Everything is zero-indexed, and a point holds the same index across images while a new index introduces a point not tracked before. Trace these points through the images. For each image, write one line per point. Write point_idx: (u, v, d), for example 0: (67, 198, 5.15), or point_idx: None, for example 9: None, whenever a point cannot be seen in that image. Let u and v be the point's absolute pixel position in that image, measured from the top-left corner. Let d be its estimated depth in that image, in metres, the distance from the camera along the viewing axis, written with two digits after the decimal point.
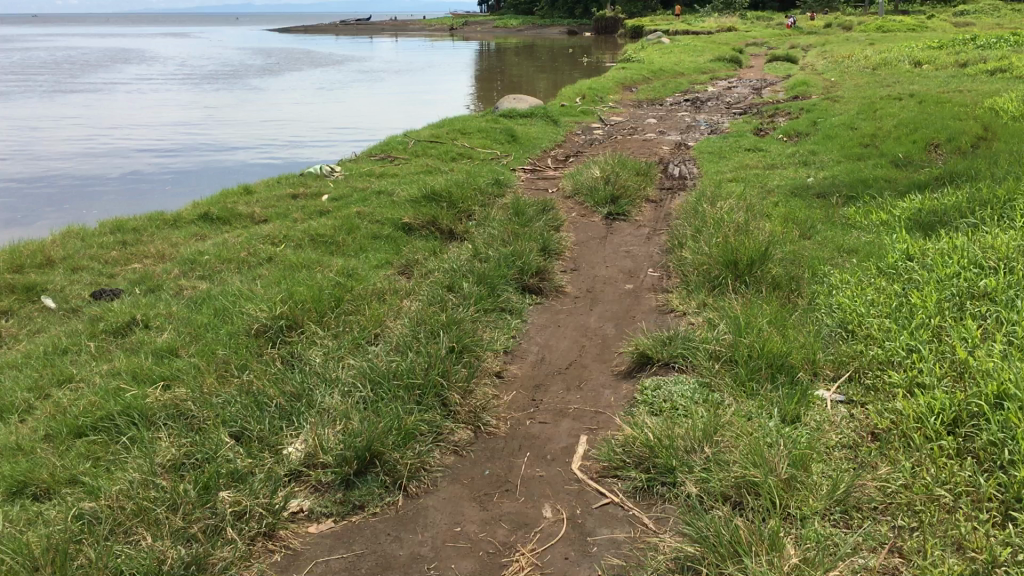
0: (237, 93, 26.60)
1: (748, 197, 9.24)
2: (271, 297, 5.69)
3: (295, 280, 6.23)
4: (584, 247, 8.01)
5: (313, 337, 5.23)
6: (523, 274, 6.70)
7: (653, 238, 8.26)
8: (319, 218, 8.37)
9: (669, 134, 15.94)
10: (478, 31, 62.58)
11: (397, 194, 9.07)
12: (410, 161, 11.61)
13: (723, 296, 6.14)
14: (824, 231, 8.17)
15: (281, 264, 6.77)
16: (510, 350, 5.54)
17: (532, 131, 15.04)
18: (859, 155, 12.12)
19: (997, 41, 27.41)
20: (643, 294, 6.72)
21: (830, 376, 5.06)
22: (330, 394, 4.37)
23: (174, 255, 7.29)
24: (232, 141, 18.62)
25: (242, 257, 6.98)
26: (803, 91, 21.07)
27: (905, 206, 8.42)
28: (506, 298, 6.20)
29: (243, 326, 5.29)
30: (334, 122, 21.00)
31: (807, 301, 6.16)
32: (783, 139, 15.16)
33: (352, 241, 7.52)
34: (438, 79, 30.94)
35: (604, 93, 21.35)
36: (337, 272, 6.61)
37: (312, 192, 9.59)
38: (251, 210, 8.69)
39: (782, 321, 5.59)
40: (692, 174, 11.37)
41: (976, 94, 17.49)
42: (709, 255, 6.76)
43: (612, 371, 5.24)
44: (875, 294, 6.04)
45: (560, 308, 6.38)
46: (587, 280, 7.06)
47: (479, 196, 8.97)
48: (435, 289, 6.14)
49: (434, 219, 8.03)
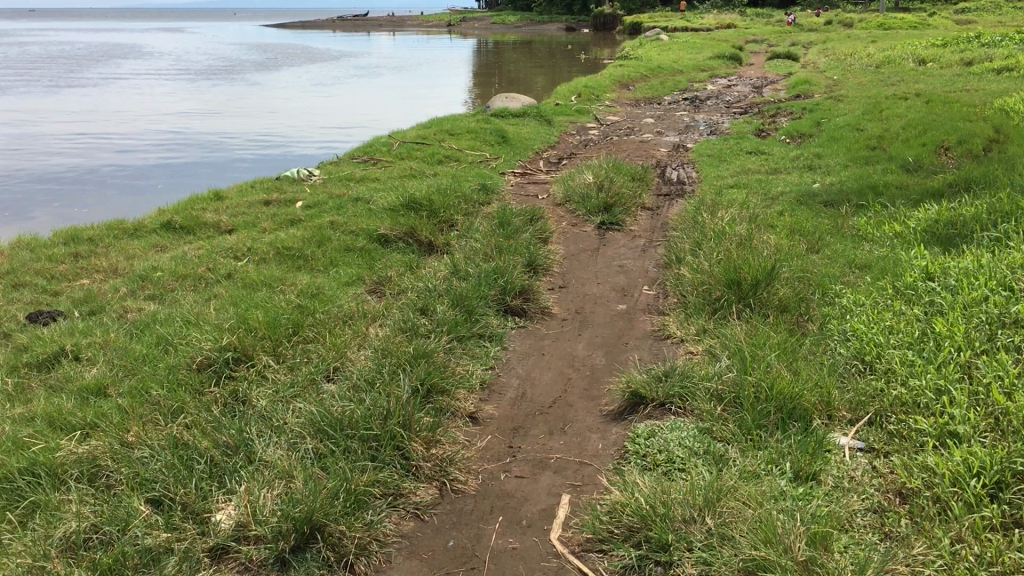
0: (225, 90, 25.99)
1: (751, 206, 8.68)
2: (221, 322, 5.11)
3: (253, 302, 5.63)
4: (575, 261, 7.42)
5: (263, 373, 4.64)
6: (505, 294, 6.11)
7: (649, 251, 7.69)
8: (289, 227, 7.78)
9: (668, 134, 15.39)
10: (474, 28, 61.91)
11: (374, 201, 8.47)
12: (393, 164, 11.00)
13: (726, 322, 5.55)
14: (833, 244, 7.58)
15: (239, 283, 6.18)
16: (487, 384, 4.95)
17: (524, 131, 14.47)
18: (867, 158, 11.56)
19: (1002, 39, 26.83)
20: (637, 316, 6.12)
21: (846, 419, 4.48)
22: (272, 447, 3.77)
23: (128, 270, 6.70)
24: (216, 139, 18.00)
25: (198, 274, 6.39)
26: (805, 90, 20.50)
27: (921, 216, 7.85)
28: (485, 323, 5.61)
29: (184, 359, 4.70)
30: (322, 119, 20.40)
31: (819, 326, 5.58)
32: (785, 140, 14.59)
33: (320, 255, 6.92)
34: (434, 75, 30.31)
35: (600, 91, 20.74)
36: (301, 290, 6.02)
37: (286, 198, 9.01)
38: (218, 218, 8.11)
39: (793, 350, 5.01)
40: (690, 178, 10.81)
41: (985, 93, 16.93)
42: (710, 273, 6.17)
43: (601, 411, 4.65)
44: (894, 320, 5.47)
45: (546, 334, 5.78)
46: (576, 299, 6.47)
47: (463, 203, 8.38)
48: (406, 313, 5.55)
49: (413, 230, 7.43)
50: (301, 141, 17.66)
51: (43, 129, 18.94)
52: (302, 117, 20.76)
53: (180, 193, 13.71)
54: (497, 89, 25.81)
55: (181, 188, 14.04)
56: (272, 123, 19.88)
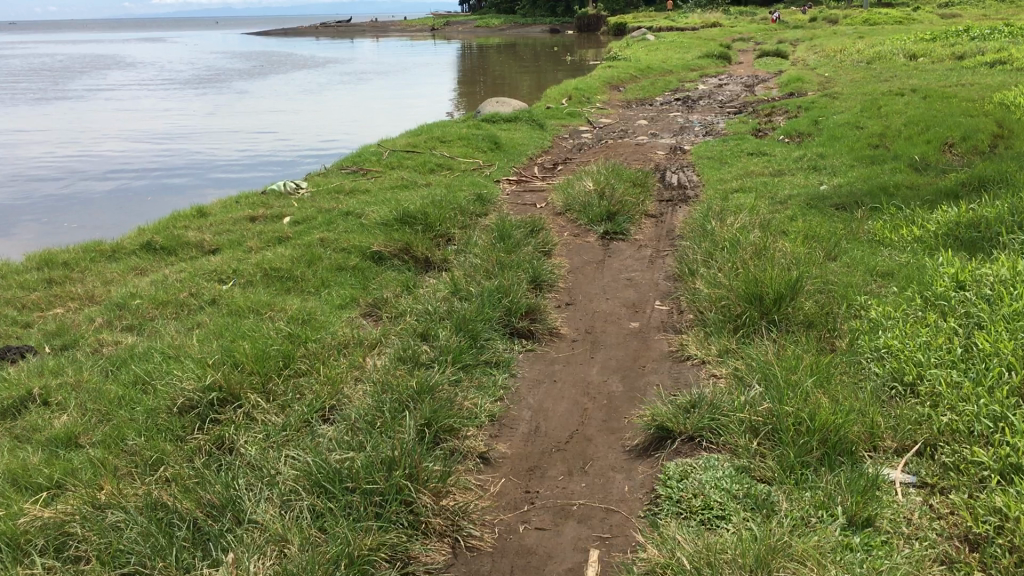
0: (208, 99, 25.50)
1: (760, 211, 8.30)
2: (204, 357, 4.69)
3: (239, 331, 5.21)
4: (580, 274, 7.02)
5: (251, 413, 4.22)
6: (511, 315, 5.71)
7: (657, 262, 7.30)
8: (276, 246, 7.35)
9: (663, 136, 15.03)
10: (458, 31, 61.51)
11: (365, 215, 8.04)
12: (383, 175, 10.58)
13: (750, 343, 5.16)
14: (850, 250, 7.21)
15: (224, 309, 5.75)
16: (497, 418, 4.55)
17: (516, 136, 14.09)
18: (871, 157, 11.22)
19: (990, 31, 26.64)
20: (652, 335, 5.73)
21: (891, 449, 4.10)
22: (263, 505, 3.36)
23: (105, 297, 6.27)
24: (200, 149, 17.54)
25: (180, 300, 5.96)
26: (798, 88, 20.18)
27: (940, 218, 7.48)
28: (491, 349, 5.21)
29: (164, 401, 4.28)
30: (308, 127, 19.95)
31: (848, 342, 5.20)
32: (784, 140, 14.23)
33: (310, 276, 6.50)
34: (420, 80, 29.85)
35: (591, 93, 20.37)
36: (291, 315, 5.60)
37: (272, 213, 8.58)
38: (201, 238, 7.67)
39: (827, 372, 4.62)
40: (691, 182, 10.45)
41: (982, 87, 16.64)
42: (728, 287, 5.77)
43: (623, 447, 4.24)
44: (930, 335, 5.09)
45: (556, 357, 5.38)
46: (585, 317, 6.07)
47: (458, 216, 7.97)
48: (406, 340, 5.13)
49: (408, 246, 7.02)
50: (286, 149, 17.20)
51: (23, 143, 18.47)
52: (287, 125, 20.32)
53: (164, 206, 13.27)
54: (485, 92, 25.41)
55: (165, 202, 13.60)
56: (257, 132, 19.45)
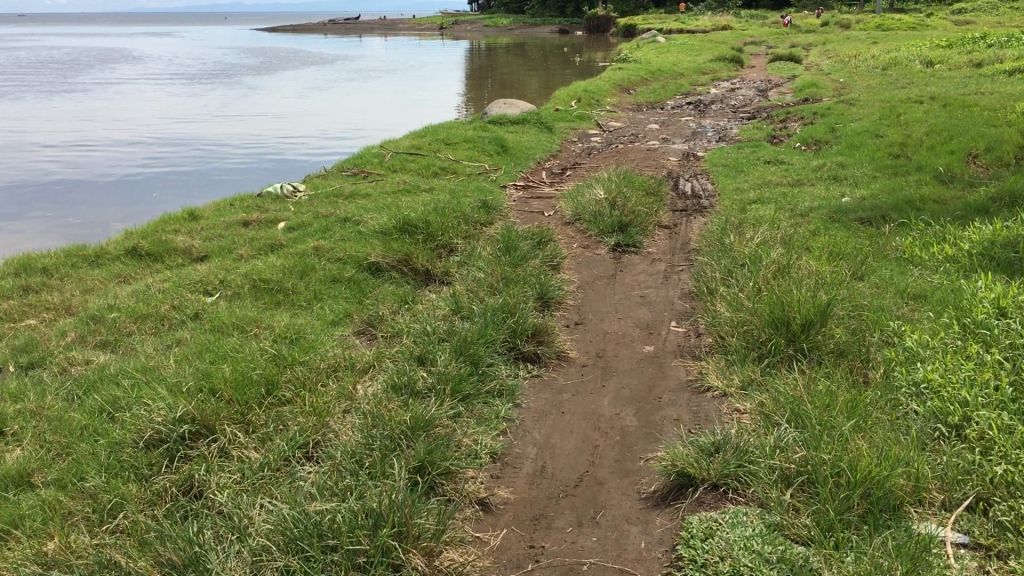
0: (211, 94, 25.10)
1: (780, 224, 7.88)
2: (179, 383, 4.28)
3: (220, 351, 4.79)
4: (590, 290, 6.59)
5: (226, 449, 3.80)
6: (516, 337, 5.29)
7: (672, 277, 6.89)
8: (268, 254, 6.94)
9: (674, 141, 14.62)
10: (468, 30, 61.02)
11: (364, 222, 7.65)
12: (385, 178, 10.17)
13: (776, 375, 4.73)
14: (878, 268, 6.79)
15: (206, 325, 5.33)
16: (499, 456, 4.12)
17: (524, 139, 13.69)
18: (893, 168, 10.80)
19: (1007, 39, 26.14)
20: (668, 361, 5.30)
21: (938, 502, 3.66)
22: (229, 566, 2.94)
23: (81, 308, 5.87)
24: (202, 144, 17.16)
25: (161, 313, 5.56)
26: (812, 93, 19.74)
27: (973, 236, 7.06)
28: (494, 376, 4.79)
29: (130, 433, 3.86)
30: (311, 124, 19.55)
31: (883, 374, 4.77)
32: (800, 148, 13.78)
33: (302, 289, 6.08)
34: (427, 79, 29.46)
35: (601, 96, 19.95)
36: (278, 332, 5.17)
37: (266, 218, 8.18)
38: (189, 243, 7.27)
39: (864, 410, 4.20)
40: (706, 191, 10.04)
41: (1002, 96, 16.19)
42: (751, 311, 5.35)
43: (639, 494, 3.82)
44: (974, 369, 4.66)
45: (564, 384, 4.95)
46: (595, 339, 5.65)
47: (462, 224, 7.56)
48: (401, 365, 4.71)
49: (407, 257, 6.60)
50: (288, 146, 16.80)
51: (20, 135, 18.07)
52: (289, 122, 19.92)
53: (162, 202, 12.86)
54: (492, 92, 24.98)
55: (162, 196, 13.19)
56: (260, 128, 19.04)
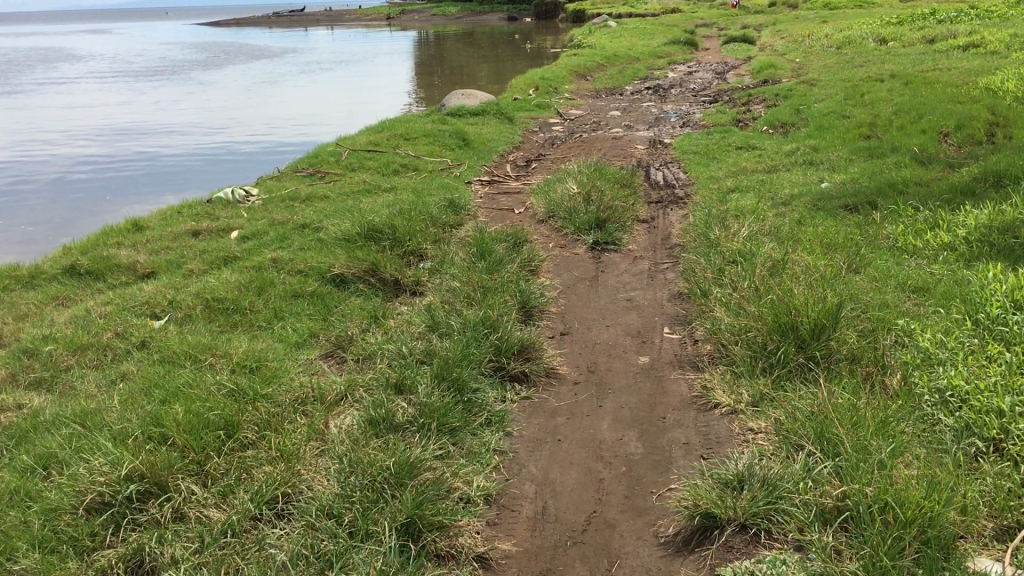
0: (154, 91, 24.20)
1: (764, 214, 7.50)
2: (124, 431, 3.77)
3: (171, 387, 4.27)
4: (573, 295, 6.14)
5: (179, 511, 3.29)
6: (501, 354, 4.82)
7: (658, 277, 6.47)
8: (221, 269, 6.38)
9: (638, 128, 14.22)
10: (416, 20, 60.15)
11: (325, 228, 7.12)
12: (344, 178, 9.63)
13: (789, 388, 4.33)
14: (873, 258, 6.43)
15: (154, 355, 4.79)
16: (494, 497, 3.66)
17: (484, 131, 13.21)
18: (866, 148, 10.49)
19: (957, 14, 26.09)
20: (667, 374, 4.87)
21: (988, 533, 3.27)
22: None
23: (13, 339, 5.30)
24: (147, 145, 16.41)
25: (103, 343, 5.01)
26: (770, 74, 19.44)
27: (967, 220, 6.73)
28: (482, 403, 4.32)
29: (68, 495, 3.34)
30: (259, 119, 18.83)
31: (902, 380, 4.38)
32: (766, 131, 13.45)
33: (260, 307, 5.55)
34: (378, 70, 28.73)
35: (558, 83, 19.48)
36: (237, 360, 4.65)
37: (218, 227, 7.61)
38: (134, 258, 6.70)
39: (894, 426, 3.80)
40: (679, 180, 9.65)
41: (963, 71, 15.99)
42: (754, 315, 4.93)
43: (657, 537, 3.38)
44: (1001, 371, 4.28)
45: (556, 407, 4.51)
46: (584, 351, 5.20)
47: (429, 227, 7.07)
48: (378, 395, 4.22)
49: (374, 267, 6.11)
50: (237, 143, 16.10)
51: None
52: (237, 118, 19.18)
53: (110, 207, 12.19)
54: (445, 82, 24.36)
55: (110, 200, 12.51)
56: (206, 126, 18.28)
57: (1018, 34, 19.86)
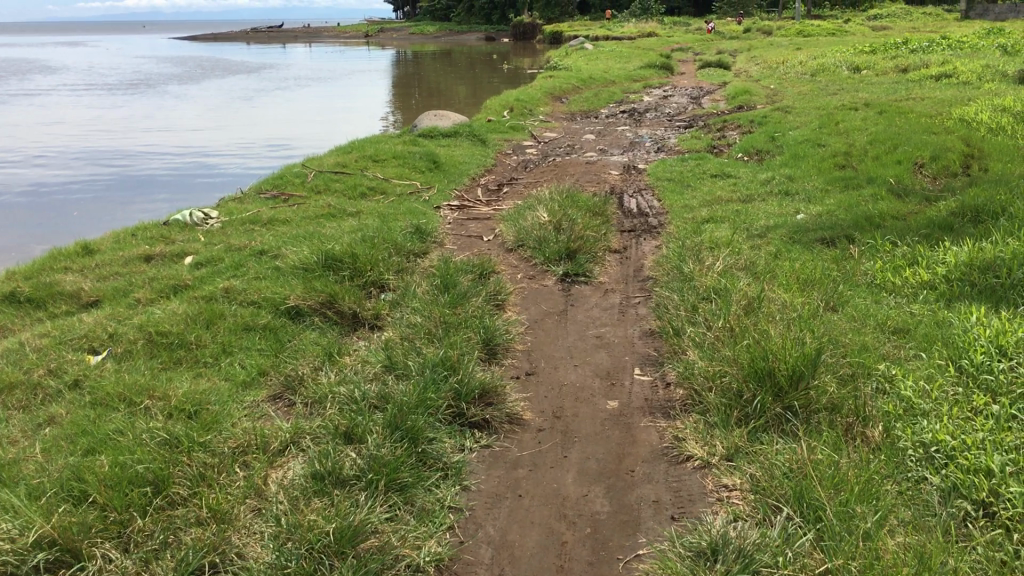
0: (121, 104, 23.72)
1: (740, 247, 7.27)
2: (39, 491, 3.50)
3: (100, 436, 3.97)
4: (540, 331, 5.87)
5: None
6: (461, 399, 4.52)
7: (629, 313, 6.21)
8: (169, 299, 6.04)
9: (612, 153, 14.02)
10: (392, 39, 59.96)
11: (282, 256, 6.80)
12: (307, 201, 9.31)
13: (766, 442, 4.07)
14: (851, 296, 6.21)
15: (86, 397, 4.47)
16: (447, 563, 3.37)
17: (456, 153, 12.96)
18: (842, 179, 10.32)
19: (929, 44, 26.23)
20: (636, 421, 4.60)
21: None
22: None
23: None
24: (110, 158, 15.98)
25: (33, 382, 4.69)
26: (745, 100, 19.36)
27: (946, 257, 6.52)
28: (439, 453, 4.02)
29: None
30: (227, 135, 18.45)
31: (884, 433, 4.13)
32: (741, 157, 13.29)
33: (207, 341, 5.23)
34: (352, 88, 28.42)
35: (533, 105, 19.28)
36: (174, 404, 4.33)
37: (172, 251, 7.27)
38: (79, 285, 6.34)
39: (879, 487, 3.55)
40: (653, 208, 9.43)
41: (937, 101, 15.96)
42: (730, 360, 4.67)
43: None
44: (990, 425, 4.04)
45: (519, 457, 4.22)
46: (550, 394, 4.92)
47: (392, 256, 6.77)
48: (326, 446, 3.92)
49: (332, 299, 5.81)
50: (202, 158, 15.71)
51: None
52: (204, 133, 18.78)
53: (69, 220, 11.76)
54: (418, 101, 24.11)
55: (70, 214, 12.08)
56: (172, 140, 17.87)
57: (989, 65, 19.93)
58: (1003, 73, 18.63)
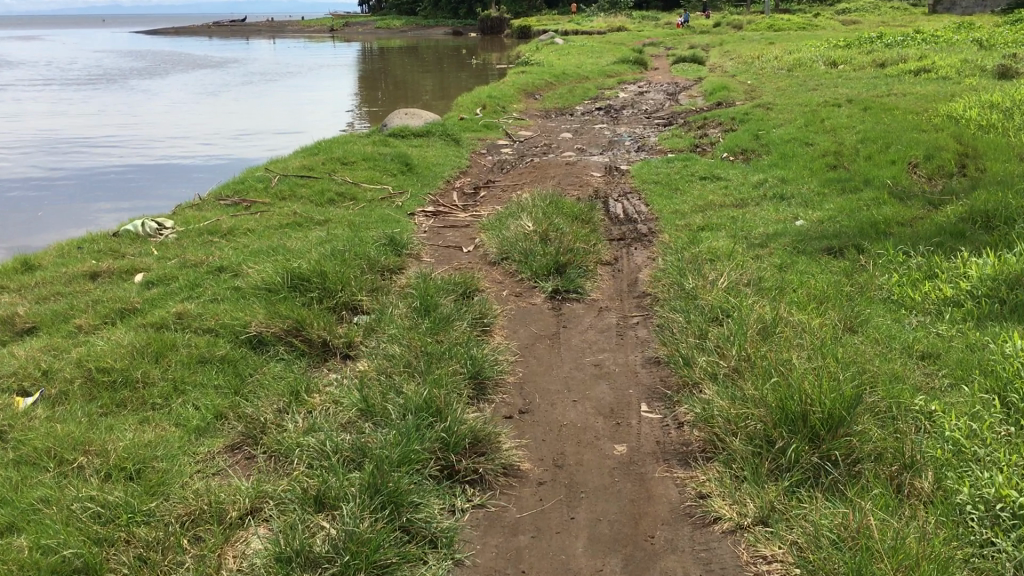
0: (79, 100, 22.83)
1: (742, 258, 6.74)
2: None
3: (20, 508, 3.33)
4: (533, 358, 5.28)
5: None
6: (449, 450, 3.91)
7: (628, 335, 5.64)
8: (115, 326, 5.38)
9: (591, 152, 13.46)
10: (360, 33, 58.97)
11: (244, 274, 6.16)
12: (272, 208, 8.67)
13: (805, 501, 3.52)
14: (869, 314, 5.69)
15: (9, 453, 3.81)
16: None
17: (428, 154, 12.33)
18: (835, 180, 9.84)
19: (903, 38, 25.92)
20: (649, 471, 4.03)
21: None
22: None
23: None
24: (65, 158, 15.21)
25: None
26: (723, 96, 18.86)
27: (967, 270, 6.01)
28: (426, 520, 3.42)
29: None
30: (189, 134, 17.68)
31: (938, 485, 3.58)
32: (726, 156, 12.79)
33: (155, 377, 4.58)
34: (320, 83, 27.65)
35: (506, 101, 18.67)
36: (113, 461, 3.69)
37: (122, 268, 6.59)
38: (13, 310, 5.66)
39: (948, 559, 3.01)
40: (641, 214, 8.89)
41: (920, 97, 15.57)
42: (754, 399, 4.11)
43: None
44: None
45: (518, 520, 3.62)
46: (549, 437, 4.33)
47: (365, 273, 6.15)
48: (291, 518, 3.29)
49: (299, 325, 5.19)
50: (163, 159, 14.96)
51: None
52: (165, 131, 18.01)
53: (20, 228, 11.06)
54: (387, 97, 23.39)
55: (23, 220, 11.36)
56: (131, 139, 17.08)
57: (968, 59, 19.62)
58: (984, 67, 18.28)
